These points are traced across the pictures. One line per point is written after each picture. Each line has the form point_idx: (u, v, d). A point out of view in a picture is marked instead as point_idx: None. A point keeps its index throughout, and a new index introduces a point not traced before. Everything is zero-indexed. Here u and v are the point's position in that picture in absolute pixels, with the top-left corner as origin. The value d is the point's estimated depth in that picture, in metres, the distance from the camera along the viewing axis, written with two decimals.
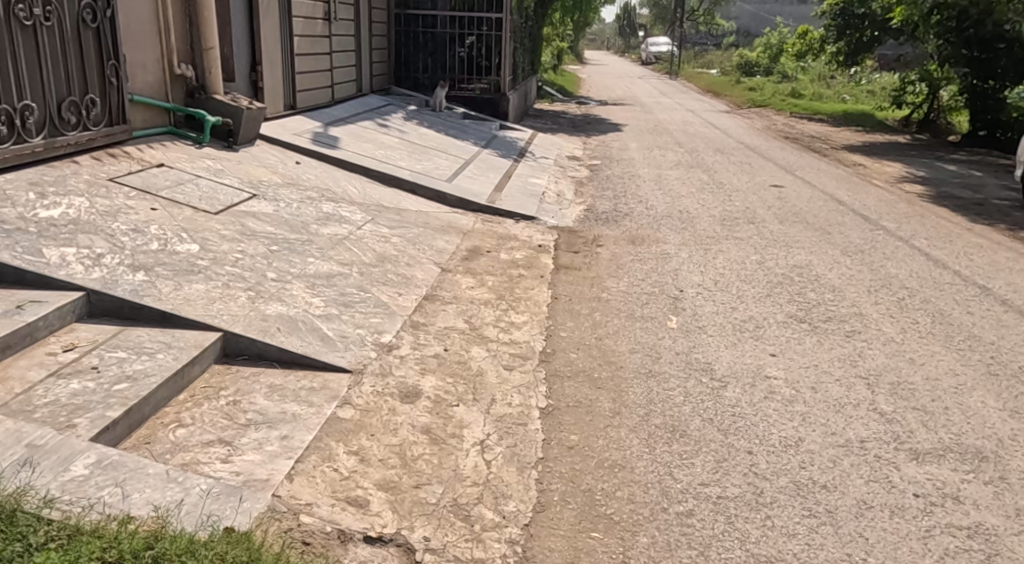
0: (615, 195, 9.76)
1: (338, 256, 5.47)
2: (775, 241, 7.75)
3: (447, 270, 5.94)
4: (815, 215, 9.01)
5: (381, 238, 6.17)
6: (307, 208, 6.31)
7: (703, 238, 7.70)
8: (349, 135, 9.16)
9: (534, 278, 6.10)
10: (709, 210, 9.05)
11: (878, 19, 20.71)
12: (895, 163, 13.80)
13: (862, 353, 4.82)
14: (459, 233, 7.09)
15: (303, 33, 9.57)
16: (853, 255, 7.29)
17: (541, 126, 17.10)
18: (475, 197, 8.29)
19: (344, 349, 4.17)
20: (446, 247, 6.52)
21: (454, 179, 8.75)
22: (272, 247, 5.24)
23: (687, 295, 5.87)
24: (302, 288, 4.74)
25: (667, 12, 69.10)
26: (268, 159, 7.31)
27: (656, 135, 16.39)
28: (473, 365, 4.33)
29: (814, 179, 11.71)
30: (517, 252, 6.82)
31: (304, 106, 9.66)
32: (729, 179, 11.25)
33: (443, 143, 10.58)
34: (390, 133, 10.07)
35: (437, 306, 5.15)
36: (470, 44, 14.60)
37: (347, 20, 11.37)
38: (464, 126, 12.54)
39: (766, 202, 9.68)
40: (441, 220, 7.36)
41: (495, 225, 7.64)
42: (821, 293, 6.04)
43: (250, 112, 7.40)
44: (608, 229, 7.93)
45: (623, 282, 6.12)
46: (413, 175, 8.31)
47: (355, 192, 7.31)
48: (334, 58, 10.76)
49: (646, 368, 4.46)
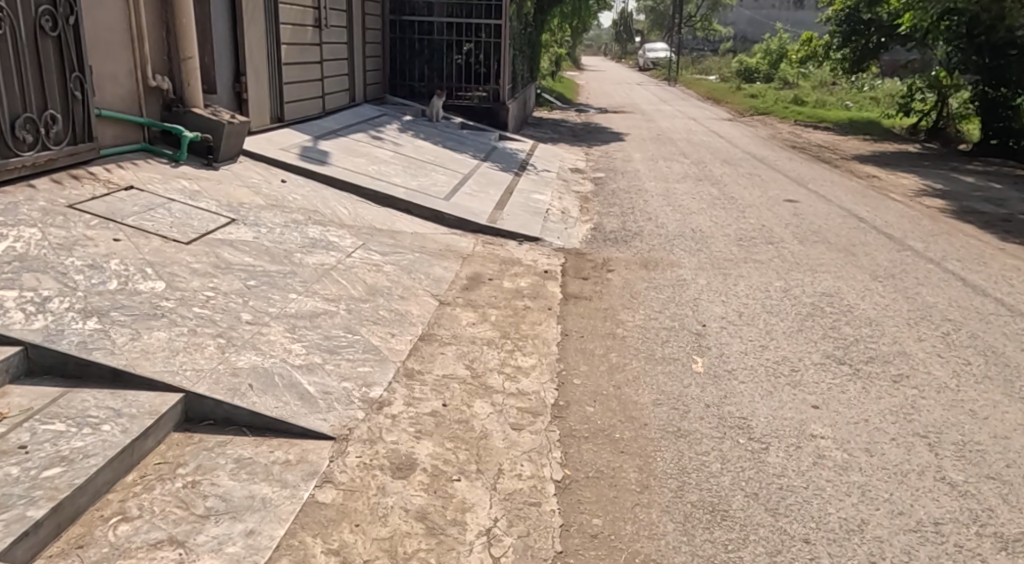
0: (622, 211, 9.22)
1: (324, 291, 4.91)
2: (799, 264, 7.21)
3: (445, 303, 5.38)
4: (836, 233, 8.49)
5: (372, 268, 5.61)
6: (292, 234, 5.76)
7: (720, 261, 7.16)
8: (340, 150, 8.61)
9: (542, 311, 5.55)
10: (724, 228, 8.52)
11: (884, 26, 20.29)
12: (910, 175, 13.30)
13: (915, 404, 4.28)
14: (458, 258, 6.54)
15: (292, 41, 9.03)
16: (884, 279, 6.76)
17: (541, 135, 16.56)
18: (474, 216, 7.73)
19: (327, 409, 3.60)
20: (445, 275, 5.97)
21: (452, 197, 8.18)
22: (249, 282, 4.68)
23: (710, 330, 5.33)
24: (281, 332, 4.18)
25: (664, 19, 68.75)
26: (251, 179, 6.75)
27: (661, 145, 15.86)
28: (476, 424, 3.77)
29: (829, 192, 11.19)
30: (521, 279, 6.27)
31: (292, 118, 9.11)
32: (740, 194, 10.72)
33: (440, 156, 10.02)
34: (384, 146, 9.52)
35: (434, 349, 4.59)
36: (467, 52, 14.05)
37: (339, 27, 10.82)
38: (461, 137, 11.98)
39: (782, 219, 9.15)
40: (439, 244, 6.82)
41: (497, 248, 7.08)
42: (857, 327, 5.51)
43: (232, 127, 6.85)
44: (618, 251, 7.39)
45: (639, 314, 5.57)
46: (408, 194, 7.75)
47: (346, 213, 6.76)
48: (325, 67, 10.22)
49: (673, 426, 3.91)
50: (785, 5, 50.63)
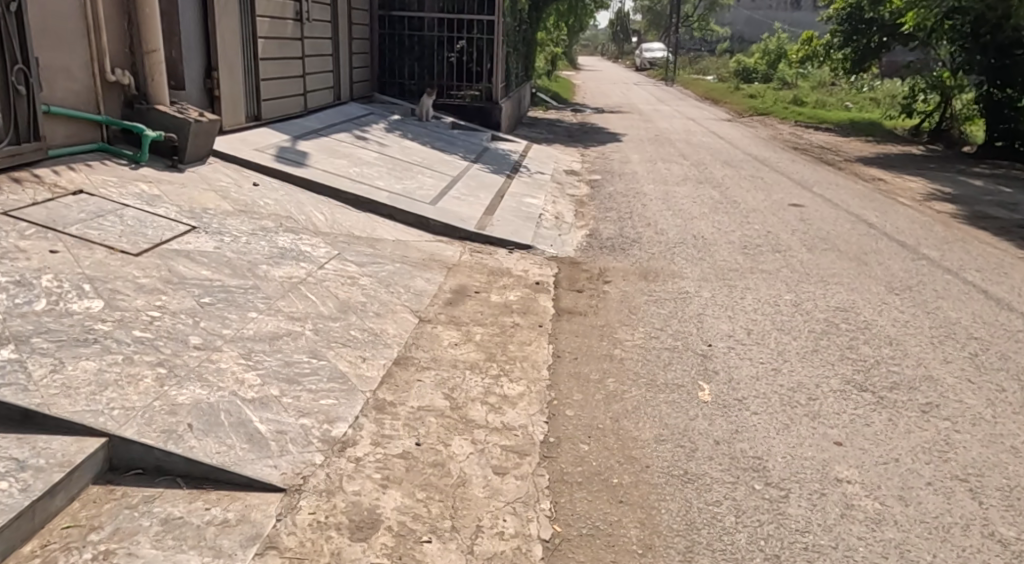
0: (620, 216, 8.75)
1: (289, 308, 4.42)
2: (808, 274, 6.75)
3: (426, 320, 4.89)
4: (846, 240, 8.02)
5: (347, 281, 5.12)
6: (260, 243, 5.26)
7: (725, 272, 6.69)
8: (320, 151, 8.10)
9: (532, 330, 5.07)
10: (727, 235, 8.05)
11: (886, 25, 19.84)
12: (917, 178, 12.86)
13: (950, 440, 3.81)
14: (443, 269, 6.05)
15: (270, 35, 8.52)
16: (901, 292, 6.30)
17: (535, 136, 16.08)
18: (462, 222, 7.23)
19: (279, 452, 3.11)
20: (428, 289, 5.48)
21: (439, 201, 7.69)
22: (203, 299, 4.18)
23: (717, 351, 4.85)
24: (234, 359, 3.69)
25: (661, 19, 68.37)
26: (219, 181, 6.24)
27: (659, 146, 15.41)
28: (453, 467, 3.28)
29: (835, 196, 10.74)
30: (511, 292, 5.79)
31: (271, 117, 8.61)
32: (743, 197, 10.26)
33: (428, 158, 9.53)
34: (368, 147, 9.02)
35: (410, 375, 4.09)
36: (460, 49, 13.55)
37: (323, 21, 10.31)
38: (452, 137, 11.49)
39: (788, 225, 8.69)
40: (424, 253, 6.33)
41: (486, 257, 6.61)
42: (876, 346, 5.05)
43: (199, 126, 6.35)
44: (615, 260, 6.92)
45: (638, 333, 5.09)
46: (392, 198, 7.25)
47: (322, 220, 6.27)
48: (307, 64, 9.71)
49: (679, 469, 3.42)
50: (783, 5, 50.22)
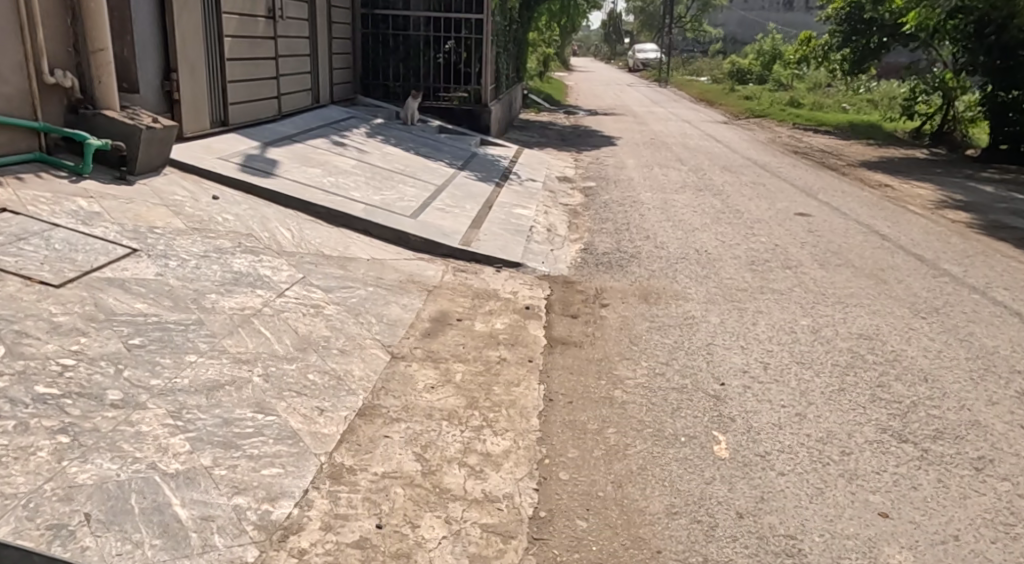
0: (616, 228, 8.16)
1: (237, 348, 3.79)
2: (823, 294, 6.18)
3: (399, 356, 4.28)
4: (860, 255, 7.45)
5: (310, 311, 4.50)
6: (212, 268, 4.64)
7: (733, 292, 6.12)
8: (292, 159, 7.47)
9: (520, 366, 4.47)
10: (732, 249, 7.47)
11: (887, 25, 19.24)
12: (924, 183, 12.32)
13: (1015, 509, 3.20)
14: (422, 292, 5.45)
15: (238, 34, 7.88)
16: (928, 315, 5.72)
17: (527, 139, 15.49)
18: (446, 237, 6.62)
19: (203, 548, 2.49)
20: (404, 317, 4.87)
21: (420, 213, 7.08)
22: (132, 341, 3.54)
23: (732, 392, 4.25)
24: (159, 419, 3.06)
25: (653, 20, 67.97)
26: (173, 195, 5.61)
27: (655, 150, 14.85)
28: (422, 559, 2.66)
29: (842, 205, 10.17)
30: (497, 319, 5.18)
31: (240, 122, 7.98)
32: (745, 206, 9.69)
33: (412, 165, 8.90)
34: (346, 154, 8.40)
35: (376, 429, 3.47)
36: (448, 49, 12.94)
37: (299, 20, 9.68)
38: (438, 142, 10.88)
39: (796, 237, 8.12)
40: (402, 274, 5.72)
41: (470, 277, 6.02)
42: (910, 384, 4.46)
43: (152, 133, 5.75)
44: (613, 280, 6.33)
45: (640, 370, 4.50)
46: (368, 211, 6.63)
47: (289, 238, 5.65)
48: (281, 65, 9.08)
49: (697, 556, 2.82)
50: (776, 6, 49.78)
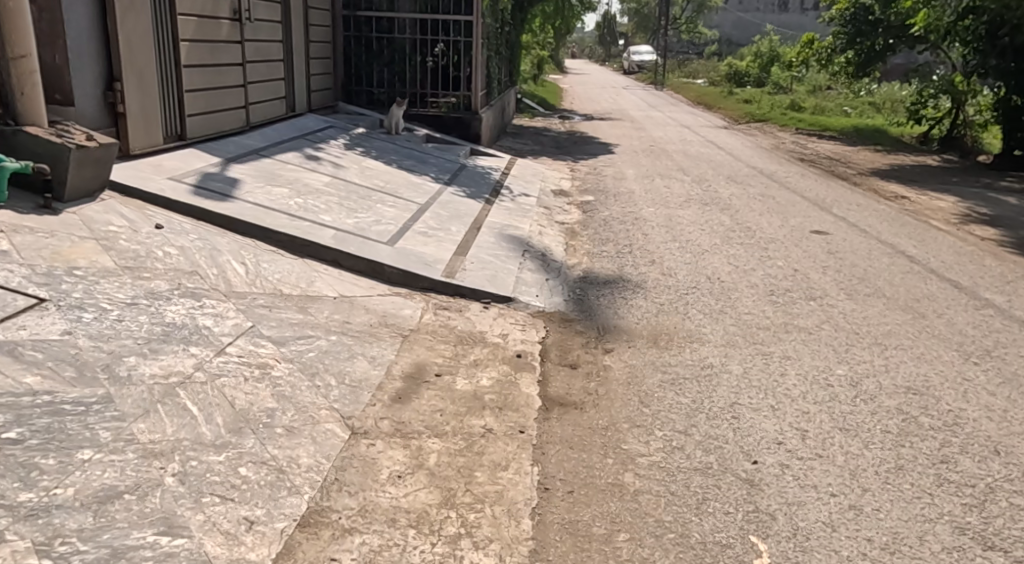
0: (618, 251, 7.41)
1: (149, 436, 2.98)
2: (856, 332, 5.43)
3: (361, 433, 3.49)
4: (889, 282, 6.72)
5: (254, 373, 3.71)
6: (139, 320, 3.84)
7: (753, 332, 5.37)
8: (256, 177, 6.69)
9: (510, 438, 3.70)
10: (748, 276, 6.72)
11: (893, 26, 18.54)
12: (942, 194, 11.61)
13: None
14: (396, 338, 4.68)
15: (198, 38, 7.09)
16: (981, 360, 4.97)
17: (520, 147, 14.75)
18: (426, 268, 5.84)
19: None
20: (372, 376, 4.09)
21: (398, 239, 6.31)
22: (5, 433, 2.72)
23: (768, 474, 3.47)
24: (18, 558, 2.27)
25: (649, 22, 66.66)
26: (106, 225, 4.82)
27: (655, 158, 14.12)
28: None
29: (859, 220, 9.44)
30: (483, 373, 4.41)
31: (200, 136, 7.19)
32: (756, 223, 8.95)
33: (393, 182, 8.12)
34: (319, 170, 7.62)
35: (320, 549, 2.69)
36: (437, 53, 12.17)
37: (270, 22, 8.88)
38: (423, 153, 10.09)
39: (816, 261, 7.38)
40: (374, 316, 4.94)
41: (453, 316, 5.25)
42: (979, 459, 3.71)
43: (83, 153, 4.96)
44: (617, 317, 5.58)
45: (654, 443, 3.73)
46: (338, 239, 5.85)
47: (240, 277, 4.87)
48: (249, 73, 8.30)
49: None
50: (772, 7, 49.11)
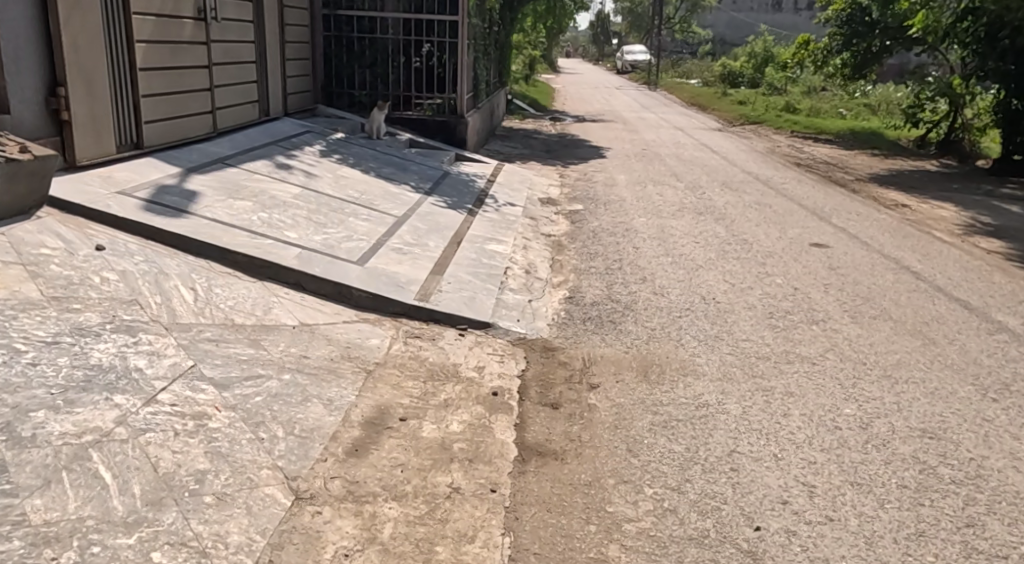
0: (607, 267, 6.98)
1: (45, 516, 2.52)
2: (862, 362, 5.01)
3: (307, 499, 3.04)
4: (895, 302, 6.31)
5: (187, 426, 3.24)
6: (57, 364, 3.37)
7: (752, 362, 4.95)
8: (217, 189, 6.22)
9: (479, 498, 3.25)
10: (745, 297, 6.30)
11: (890, 27, 18.13)
12: (943, 203, 11.23)
13: None
14: (358, 375, 4.22)
15: (157, 39, 6.62)
16: (1000, 396, 4.56)
17: (509, 151, 14.31)
18: (398, 290, 5.38)
19: None
20: (326, 423, 3.63)
21: (370, 257, 5.86)
22: None
23: (773, 545, 3.04)
24: None
25: (643, 21, 65.87)
26: (39, 248, 4.35)
27: (648, 163, 13.71)
28: None
29: (860, 231, 9.04)
30: (454, 416, 3.97)
31: (160, 144, 6.72)
32: (753, 234, 8.53)
33: (369, 192, 7.66)
34: (289, 179, 7.16)
35: None
36: (422, 54, 11.69)
37: (240, 21, 8.41)
38: (405, 160, 9.64)
39: (816, 277, 6.97)
40: (336, 348, 4.48)
41: (425, 346, 4.80)
42: (1011, 523, 3.27)
43: (13, 167, 4.49)
44: (605, 345, 5.15)
45: (643, 504, 3.28)
46: (302, 259, 5.38)
47: (187, 305, 4.41)
48: (217, 76, 7.83)
49: None
50: (765, 7, 48.76)
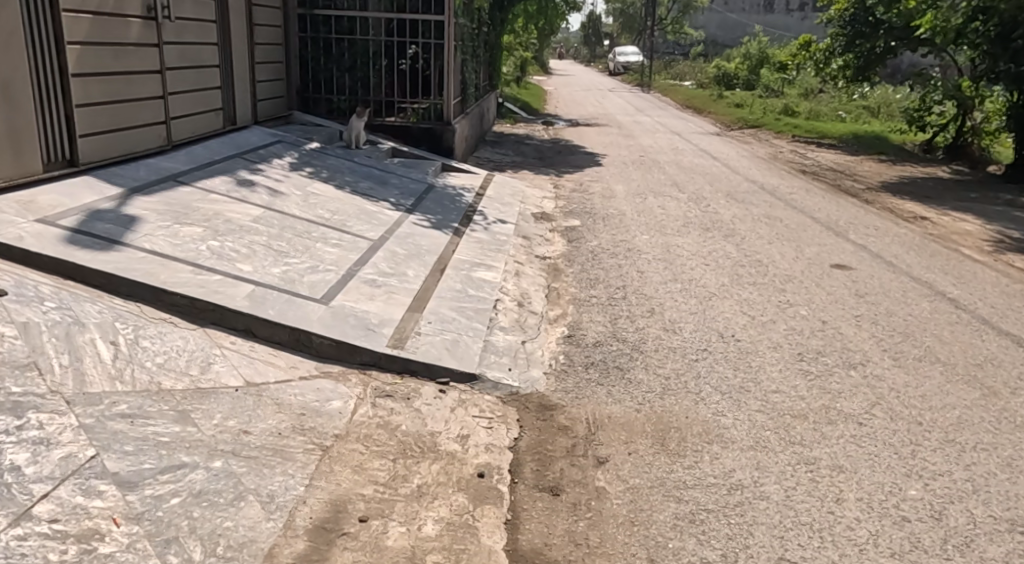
0: (610, 297, 6.19)
1: None
2: (916, 422, 4.24)
3: None
4: (938, 338, 5.55)
5: (66, 556, 2.43)
6: None
7: (786, 422, 4.17)
8: (161, 212, 5.39)
9: None
10: (768, 333, 5.52)
11: (896, 27, 17.32)
12: (963, 215, 10.51)
13: None
14: (312, 455, 3.41)
15: (95, 40, 5.80)
16: None
17: (500, 158, 13.51)
18: (368, 335, 4.57)
19: None
20: (262, 533, 2.82)
21: (336, 293, 5.04)
22: None
23: None
24: None
25: (636, 22, 65.16)
26: None
27: (647, 171, 12.94)
28: None
29: (883, 249, 8.29)
30: (430, 511, 3.16)
31: (100, 161, 5.90)
32: (768, 254, 7.77)
33: (341, 211, 6.84)
34: (251, 198, 6.34)
35: None
36: (406, 56, 10.88)
37: (200, 20, 7.59)
38: (386, 172, 8.82)
39: (843, 307, 6.21)
40: (287, 417, 3.66)
41: (398, 408, 3.99)
42: None
43: None
44: (612, 400, 4.36)
45: None
46: (254, 298, 4.56)
47: (103, 365, 3.57)
48: (172, 82, 7.01)
49: None
50: (757, 7, 48.10)
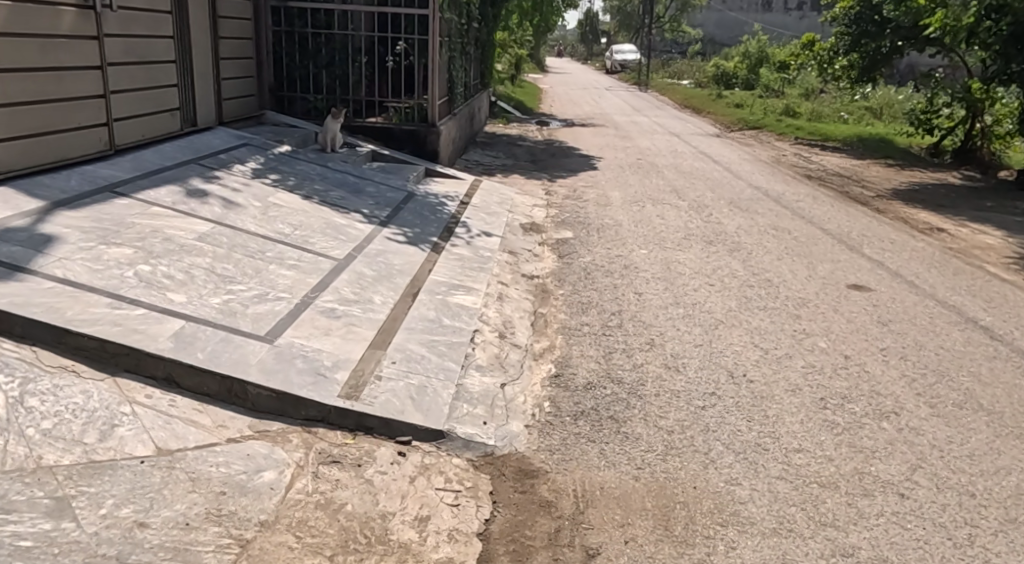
0: (604, 325, 5.49)
1: None
2: (967, 493, 3.55)
3: None
4: (978, 379, 4.86)
5: None
6: None
7: (812, 493, 3.48)
8: (87, 229, 4.67)
9: None
10: (784, 372, 4.82)
11: (902, 27, 16.53)
12: (983, 226, 9.82)
13: None
14: (225, 555, 2.69)
15: (14, 32, 5.09)
16: None
17: (490, 161, 12.80)
18: (317, 382, 3.84)
19: None
20: None
21: (284, 328, 4.30)
22: None
23: None
24: None
25: (633, 20, 64.47)
26: None
27: (644, 175, 12.24)
28: None
29: (902, 266, 7.61)
30: None
31: (22, 170, 5.20)
32: (777, 272, 7.08)
33: (305, 225, 6.11)
34: (199, 210, 5.61)
35: None
36: (389, 53, 10.15)
37: (152, 11, 6.85)
38: (361, 179, 8.08)
39: (866, 337, 5.52)
40: (201, 498, 2.94)
41: (346, 481, 3.27)
42: None
43: None
44: (605, 463, 3.65)
45: None
46: (182, 337, 3.84)
47: None
48: (115, 79, 6.28)
49: None
50: (755, 6, 47.40)
